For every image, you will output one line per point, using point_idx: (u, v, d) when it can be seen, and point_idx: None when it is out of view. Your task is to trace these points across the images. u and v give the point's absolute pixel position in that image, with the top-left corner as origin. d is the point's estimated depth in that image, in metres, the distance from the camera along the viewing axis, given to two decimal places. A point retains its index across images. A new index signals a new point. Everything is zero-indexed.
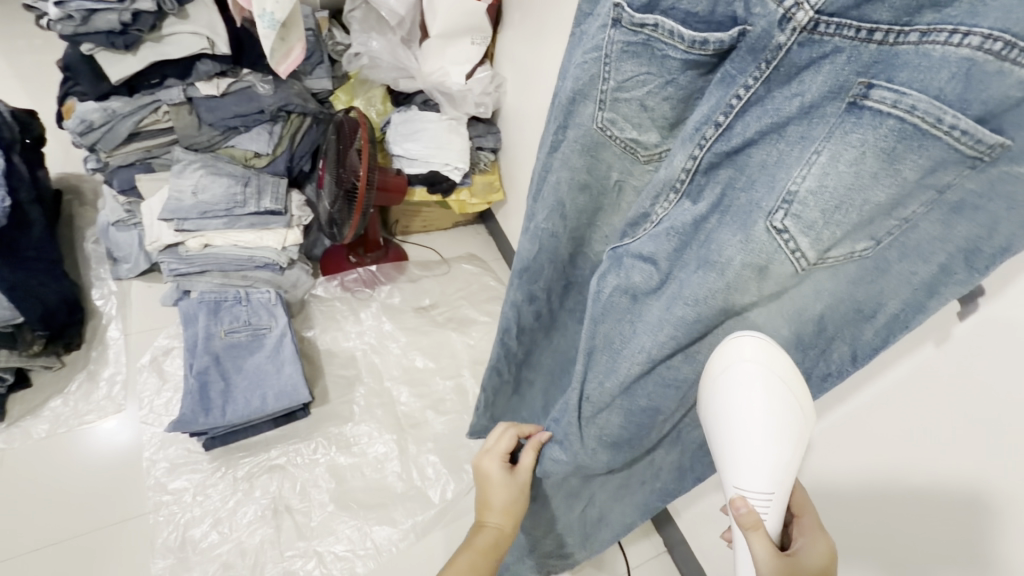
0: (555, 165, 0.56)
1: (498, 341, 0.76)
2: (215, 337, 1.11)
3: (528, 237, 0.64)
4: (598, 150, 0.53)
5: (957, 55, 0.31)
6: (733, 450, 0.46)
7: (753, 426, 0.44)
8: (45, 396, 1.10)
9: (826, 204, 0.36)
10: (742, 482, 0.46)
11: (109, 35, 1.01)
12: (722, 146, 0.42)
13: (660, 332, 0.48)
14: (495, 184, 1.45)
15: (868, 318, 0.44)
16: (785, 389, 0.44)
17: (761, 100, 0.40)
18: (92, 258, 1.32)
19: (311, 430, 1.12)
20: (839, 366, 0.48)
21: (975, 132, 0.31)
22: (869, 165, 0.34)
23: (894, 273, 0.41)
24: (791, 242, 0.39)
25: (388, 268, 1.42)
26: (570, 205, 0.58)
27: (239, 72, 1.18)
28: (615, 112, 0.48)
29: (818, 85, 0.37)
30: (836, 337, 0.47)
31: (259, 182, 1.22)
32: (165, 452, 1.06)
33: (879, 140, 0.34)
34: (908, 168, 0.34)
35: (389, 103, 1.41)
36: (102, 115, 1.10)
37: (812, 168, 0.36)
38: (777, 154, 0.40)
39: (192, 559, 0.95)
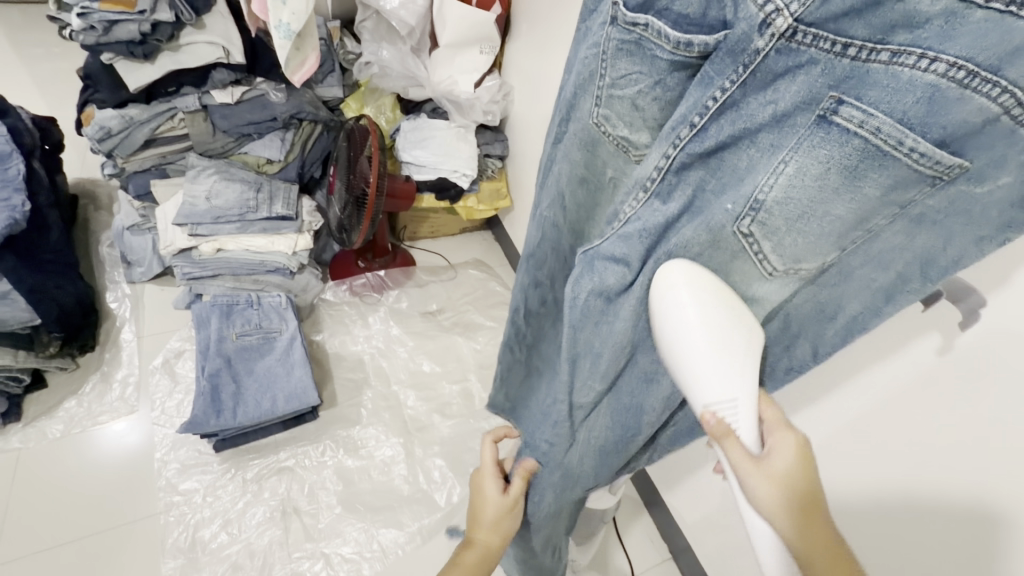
0: (558, 157, 0.59)
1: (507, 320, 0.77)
2: (227, 340, 1.12)
3: (534, 224, 0.66)
4: (594, 145, 0.55)
5: (923, 80, 0.32)
6: (692, 366, 0.45)
7: (691, 341, 0.44)
8: (60, 397, 1.12)
9: (790, 213, 0.39)
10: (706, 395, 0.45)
11: (130, 45, 1.04)
12: (695, 146, 0.42)
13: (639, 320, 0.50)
14: (502, 190, 1.46)
15: (830, 319, 0.48)
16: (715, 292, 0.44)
17: (736, 104, 0.40)
18: (107, 262, 1.35)
19: (319, 432, 1.14)
20: (802, 361, 0.51)
21: (932, 154, 0.33)
22: (833, 179, 0.36)
23: (857, 278, 0.44)
24: (756, 245, 0.42)
25: (396, 273, 1.43)
26: (569, 197, 0.60)
27: (254, 80, 1.21)
28: (609, 108, 0.50)
29: (791, 95, 0.37)
30: (802, 333, 0.50)
31: (271, 188, 1.25)
32: (176, 453, 1.08)
33: (843, 157, 0.35)
34: (869, 185, 0.35)
35: (398, 111, 1.44)
36: (120, 122, 1.13)
37: (779, 179, 0.38)
38: (748, 159, 0.41)
39: (202, 559, 0.96)
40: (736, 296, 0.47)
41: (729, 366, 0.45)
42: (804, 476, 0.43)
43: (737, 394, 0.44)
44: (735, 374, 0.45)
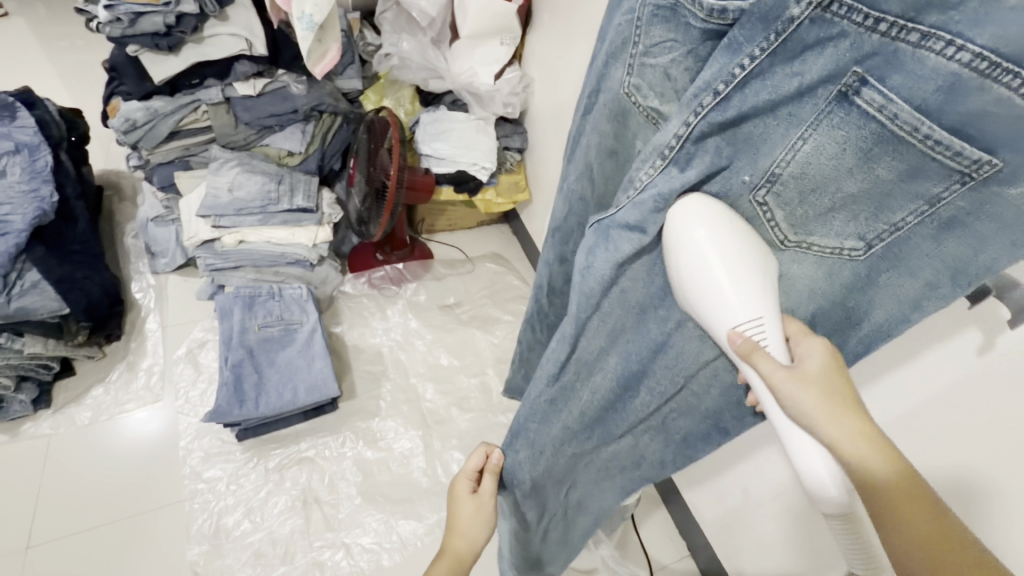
0: (587, 129, 0.57)
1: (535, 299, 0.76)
2: (250, 331, 1.13)
3: (561, 197, 0.65)
4: (625, 117, 0.52)
5: (946, 69, 0.30)
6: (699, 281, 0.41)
7: (704, 260, 0.40)
8: (87, 384, 1.14)
9: (804, 186, 0.38)
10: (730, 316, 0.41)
11: (155, 37, 1.05)
12: (716, 116, 0.39)
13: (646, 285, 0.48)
14: (521, 183, 1.46)
15: (855, 325, 0.43)
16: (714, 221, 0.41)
17: (762, 74, 0.36)
18: (131, 252, 1.37)
19: (339, 424, 1.14)
20: None
21: (950, 144, 0.32)
22: (847, 160, 0.36)
23: (881, 288, 0.40)
24: (769, 214, 0.41)
25: (415, 266, 1.44)
26: (597, 169, 0.58)
27: (276, 72, 1.21)
28: (640, 78, 0.48)
29: (818, 68, 0.34)
30: (824, 337, 0.44)
31: (292, 180, 1.25)
32: (200, 441, 1.09)
33: (860, 139, 0.35)
34: (883, 167, 0.35)
35: (418, 103, 1.42)
36: (145, 114, 1.14)
37: (796, 155, 0.37)
38: (766, 130, 0.38)
39: (226, 546, 0.98)
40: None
41: (744, 279, 0.40)
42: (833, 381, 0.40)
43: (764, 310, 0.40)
44: (751, 286, 0.40)
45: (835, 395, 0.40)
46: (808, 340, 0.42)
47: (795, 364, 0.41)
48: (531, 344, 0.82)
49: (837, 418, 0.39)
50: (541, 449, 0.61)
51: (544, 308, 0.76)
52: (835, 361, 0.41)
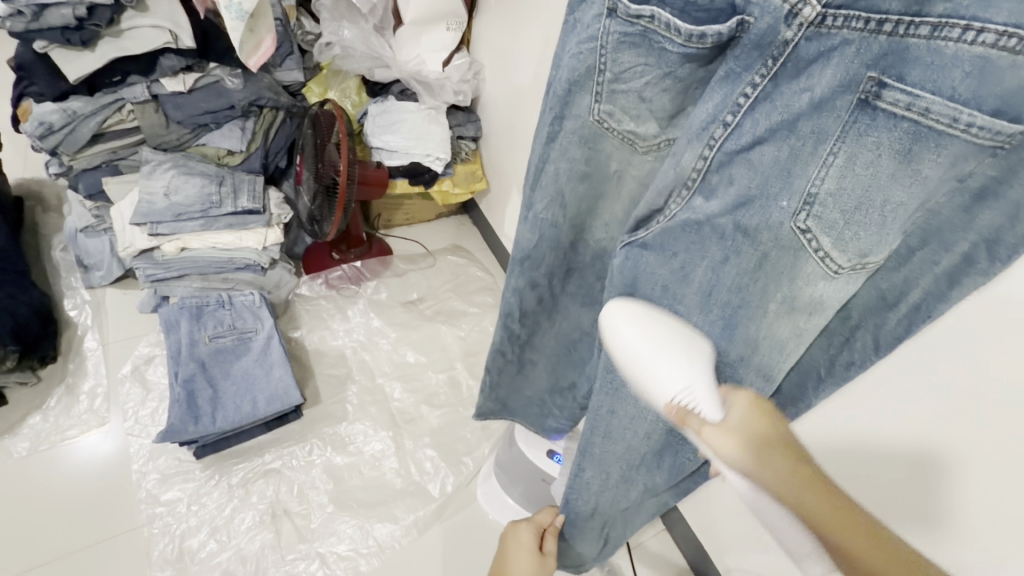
0: (553, 155, 0.53)
1: (501, 325, 0.72)
2: (200, 344, 1.07)
3: (527, 225, 0.60)
4: (596, 141, 0.51)
5: (971, 53, 0.31)
6: (655, 356, 0.43)
7: (642, 347, 0.43)
8: (22, 413, 1.06)
9: (845, 205, 0.37)
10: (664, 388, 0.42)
11: (64, 32, 0.95)
12: (732, 144, 0.40)
13: (709, 316, 0.46)
14: (478, 172, 1.43)
15: (890, 307, 0.45)
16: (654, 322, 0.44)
17: (769, 96, 0.38)
18: (62, 267, 1.27)
19: (305, 432, 1.11)
20: (862, 356, 0.49)
21: (992, 126, 0.31)
22: (885, 165, 0.35)
23: (915, 261, 0.42)
24: (814, 241, 0.40)
25: (373, 263, 1.40)
26: (570, 193, 0.55)
27: (206, 66, 1.14)
28: (612, 104, 0.47)
29: (828, 80, 0.35)
30: (860, 325, 0.48)
31: (235, 181, 1.18)
32: (155, 463, 1.03)
33: (894, 141, 0.34)
34: (926, 166, 0.35)
35: (364, 94, 1.37)
36: (62, 117, 1.04)
37: (830, 171, 0.37)
38: (791, 150, 0.38)
39: (192, 569, 0.93)
40: (796, 308, 0.44)
41: (677, 356, 0.43)
42: (754, 432, 0.43)
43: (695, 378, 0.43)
44: (686, 361, 0.43)
45: (754, 439, 0.42)
46: (730, 396, 0.45)
47: (722, 419, 0.43)
48: (500, 366, 0.79)
49: (764, 461, 0.41)
50: (607, 465, 0.62)
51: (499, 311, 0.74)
52: (759, 413, 0.44)
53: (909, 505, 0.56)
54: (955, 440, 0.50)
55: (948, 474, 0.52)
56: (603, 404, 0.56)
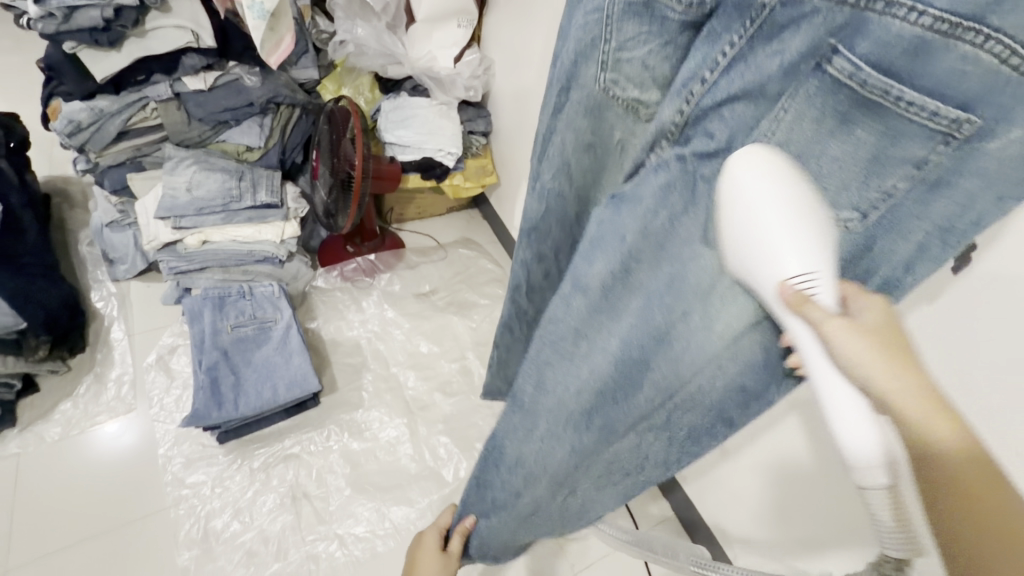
0: (559, 127, 0.54)
1: (510, 300, 0.75)
2: (223, 333, 1.11)
3: (535, 195, 0.62)
4: (602, 111, 0.51)
5: (911, 32, 0.30)
6: (775, 227, 0.36)
7: (768, 209, 0.36)
8: (53, 401, 1.10)
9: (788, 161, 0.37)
10: (777, 269, 0.37)
11: (92, 33, 0.99)
12: (705, 101, 0.39)
13: (657, 272, 0.44)
14: (488, 166, 1.45)
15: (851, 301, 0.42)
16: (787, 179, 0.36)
17: (744, 57, 0.36)
18: (88, 261, 1.31)
19: (323, 418, 1.14)
20: None
21: (925, 104, 0.31)
22: (828, 125, 0.35)
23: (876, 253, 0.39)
24: None
25: (387, 256, 1.43)
26: (575, 164, 0.56)
27: (226, 65, 1.18)
28: (617, 72, 0.47)
29: (797, 45, 0.34)
30: None
31: (253, 175, 1.22)
32: (180, 448, 1.07)
33: (836, 105, 0.34)
34: (864, 131, 0.34)
35: (377, 91, 1.40)
36: (90, 115, 1.09)
37: (779, 131, 0.36)
38: (754, 114, 0.38)
39: (217, 548, 0.97)
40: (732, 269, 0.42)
41: (810, 227, 0.36)
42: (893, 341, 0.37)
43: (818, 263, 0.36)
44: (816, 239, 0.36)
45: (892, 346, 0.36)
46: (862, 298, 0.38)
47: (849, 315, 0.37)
48: (510, 344, 0.82)
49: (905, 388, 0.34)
50: (537, 416, 0.54)
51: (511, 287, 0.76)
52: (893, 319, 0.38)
53: None
54: None
55: None
56: (542, 353, 0.51)
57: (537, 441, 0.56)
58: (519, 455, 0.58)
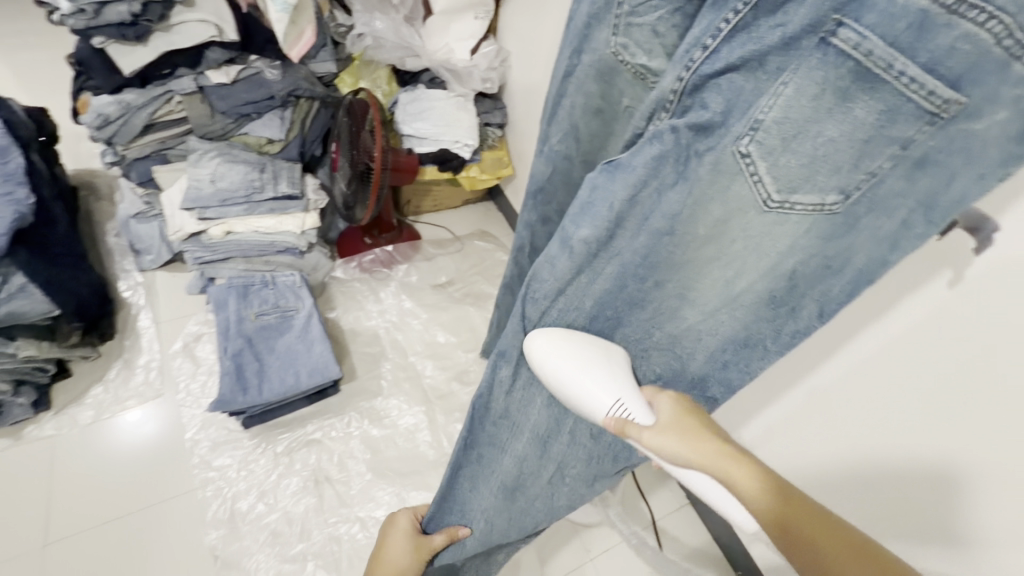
0: (569, 91, 0.58)
1: (512, 260, 0.79)
2: (247, 321, 1.14)
3: (542, 158, 0.66)
4: (611, 75, 0.54)
5: (916, 5, 0.33)
6: (584, 384, 0.54)
7: (568, 375, 0.54)
8: (85, 385, 1.14)
9: (786, 133, 0.40)
10: (598, 406, 0.53)
11: (120, 28, 1.02)
12: (707, 68, 0.43)
13: (639, 237, 0.49)
14: (504, 159, 1.46)
15: (836, 273, 0.46)
16: (574, 356, 0.54)
17: (748, 26, 0.40)
18: (116, 252, 1.35)
19: (343, 405, 1.17)
20: (807, 322, 0.50)
21: (923, 82, 0.34)
22: (826, 101, 0.38)
23: (860, 229, 0.43)
24: (752, 166, 0.42)
25: (404, 247, 1.45)
26: (583, 127, 0.60)
27: (248, 58, 1.21)
28: (628, 36, 0.50)
29: (800, 17, 0.38)
30: (807, 293, 0.49)
31: (275, 168, 1.25)
32: (207, 432, 1.11)
33: (838, 79, 0.37)
34: (859, 108, 0.37)
35: (394, 84, 1.41)
36: (117, 108, 1.12)
37: (779, 101, 0.39)
38: (753, 85, 0.41)
39: (243, 528, 1.00)
40: (712, 233, 0.48)
41: (599, 373, 0.54)
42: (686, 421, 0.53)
43: (618, 396, 0.53)
44: (607, 379, 0.54)
45: (687, 430, 0.51)
46: (658, 399, 0.56)
47: (653, 419, 0.53)
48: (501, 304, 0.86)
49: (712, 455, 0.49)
50: (526, 373, 0.61)
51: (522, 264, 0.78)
52: (682, 408, 0.54)
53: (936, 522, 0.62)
54: (966, 458, 0.57)
55: (966, 487, 0.58)
56: (533, 318, 0.56)
57: (521, 388, 0.62)
58: (506, 407, 0.63)
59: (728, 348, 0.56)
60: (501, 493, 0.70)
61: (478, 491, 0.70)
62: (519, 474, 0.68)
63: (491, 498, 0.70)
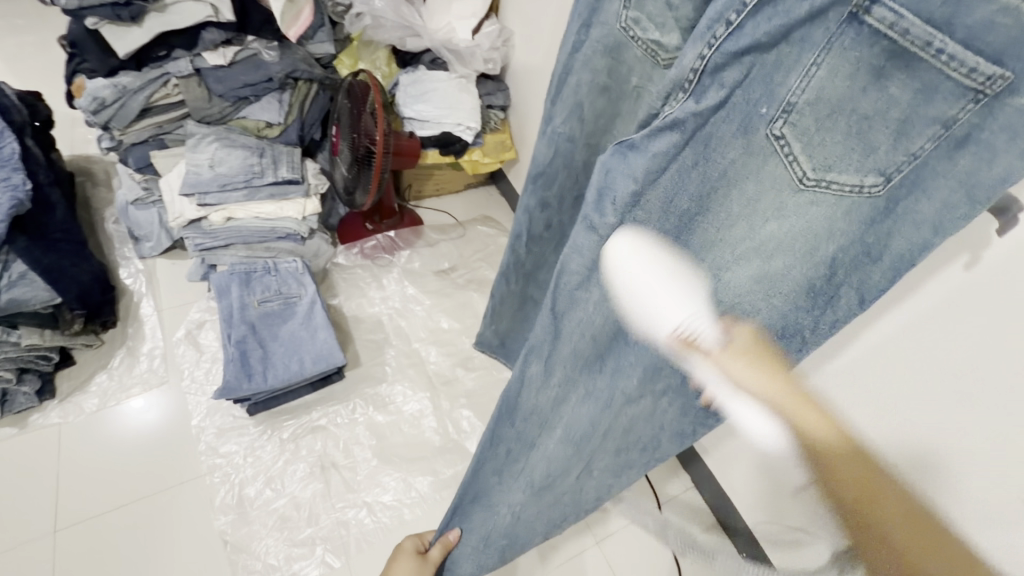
0: (575, 66, 0.56)
1: (508, 250, 0.76)
2: (250, 308, 1.13)
3: (544, 140, 0.64)
4: (619, 51, 0.52)
5: None
6: (655, 301, 0.44)
7: (648, 284, 0.44)
8: (89, 372, 1.14)
9: (820, 112, 0.36)
10: (669, 320, 0.45)
11: (114, 7, 0.99)
12: (732, 46, 0.36)
13: (664, 225, 0.44)
14: (507, 142, 1.43)
15: (874, 260, 0.40)
16: (658, 272, 0.44)
17: None
18: (115, 239, 1.34)
19: (348, 392, 1.17)
20: (847, 313, 0.43)
21: (964, 59, 0.30)
22: (860, 81, 0.34)
23: (901, 214, 0.37)
24: (787, 148, 0.38)
25: (406, 233, 1.44)
26: (589, 105, 0.58)
27: (245, 39, 1.18)
28: (640, 10, 0.47)
29: None
30: (844, 281, 0.42)
31: (274, 152, 1.23)
32: (212, 419, 1.11)
33: (872, 58, 0.33)
34: (896, 86, 0.33)
35: (395, 65, 1.38)
36: (112, 91, 1.09)
37: (810, 82, 0.35)
38: (782, 65, 0.36)
39: (251, 513, 1.00)
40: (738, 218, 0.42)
41: (679, 289, 0.45)
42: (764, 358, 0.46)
43: (691, 317, 0.45)
44: (682, 298, 0.45)
45: (760, 362, 0.46)
46: (734, 329, 0.46)
47: (725, 342, 0.46)
48: (504, 296, 0.85)
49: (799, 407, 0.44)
50: (554, 366, 0.55)
51: (520, 255, 0.76)
52: (758, 342, 0.46)
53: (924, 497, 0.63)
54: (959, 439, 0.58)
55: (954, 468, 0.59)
56: (557, 305, 0.51)
57: (550, 391, 0.57)
58: (535, 406, 0.59)
59: (762, 343, 0.48)
60: (530, 488, 0.66)
61: (507, 482, 0.67)
62: (551, 471, 0.64)
63: (521, 496, 0.67)
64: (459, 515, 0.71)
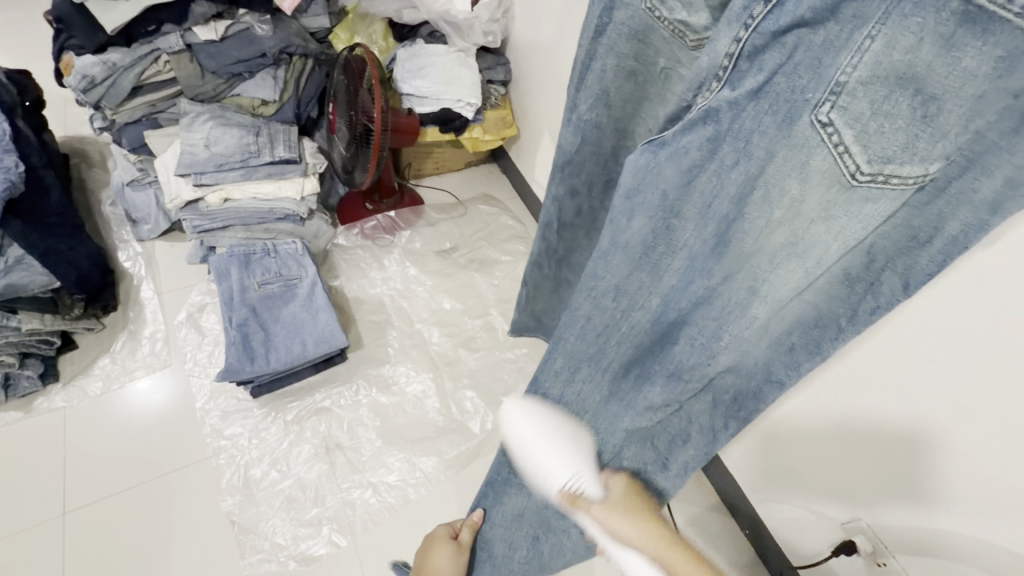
0: (599, 53, 0.52)
1: (540, 237, 0.74)
2: (250, 290, 1.12)
3: (570, 129, 0.60)
4: (646, 35, 0.49)
5: None
6: (530, 456, 0.54)
7: (533, 445, 0.55)
8: (92, 356, 1.13)
9: (877, 94, 0.31)
10: (555, 479, 0.54)
11: None
12: (770, 25, 0.33)
13: (704, 228, 0.42)
14: (509, 118, 1.40)
15: (923, 245, 0.36)
16: (552, 437, 0.55)
17: None
18: (112, 221, 1.32)
19: (351, 372, 1.17)
20: (890, 299, 0.40)
21: None
22: (924, 54, 0.29)
23: (951, 195, 0.33)
24: (835, 137, 0.33)
25: (406, 213, 1.42)
26: (616, 93, 0.54)
27: (237, 13, 1.14)
28: None
29: None
30: (887, 267, 0.39)
31: (270, 130, 1.20)
32: (216, 402, 1.11)
33: (939, 25, 0.28)
34: (969, 56, 0.28)
35: (391, 39, 1.34)
36: (102, 69, 1.06)
37: (864, 57, 0.30)
38: (827, 46, 0.32)
39: (258, 494, 1.01)
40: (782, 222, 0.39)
41: (564, 447, 0.55)
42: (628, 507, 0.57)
43: (579, 467, 0.55)
44: (570, 452, 0.55)
45: (631, 513, 0.56)
46: (611, 479, 0.59)
47: (604, 496, 0.56)
48: (539, 281, 0.81)
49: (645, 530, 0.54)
50: (577, 364, 0.56)
51: (550, 240, 0.73)
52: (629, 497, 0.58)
53: (901, 476, 0.62)
54: (937, 425, 0.56)
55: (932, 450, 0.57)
56: (583, 308, 0.51)
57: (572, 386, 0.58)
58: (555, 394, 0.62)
59: (798, 330, 0.46)
60: None
61: None
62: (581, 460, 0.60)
63: None
64: (490, 493, 0.70)
